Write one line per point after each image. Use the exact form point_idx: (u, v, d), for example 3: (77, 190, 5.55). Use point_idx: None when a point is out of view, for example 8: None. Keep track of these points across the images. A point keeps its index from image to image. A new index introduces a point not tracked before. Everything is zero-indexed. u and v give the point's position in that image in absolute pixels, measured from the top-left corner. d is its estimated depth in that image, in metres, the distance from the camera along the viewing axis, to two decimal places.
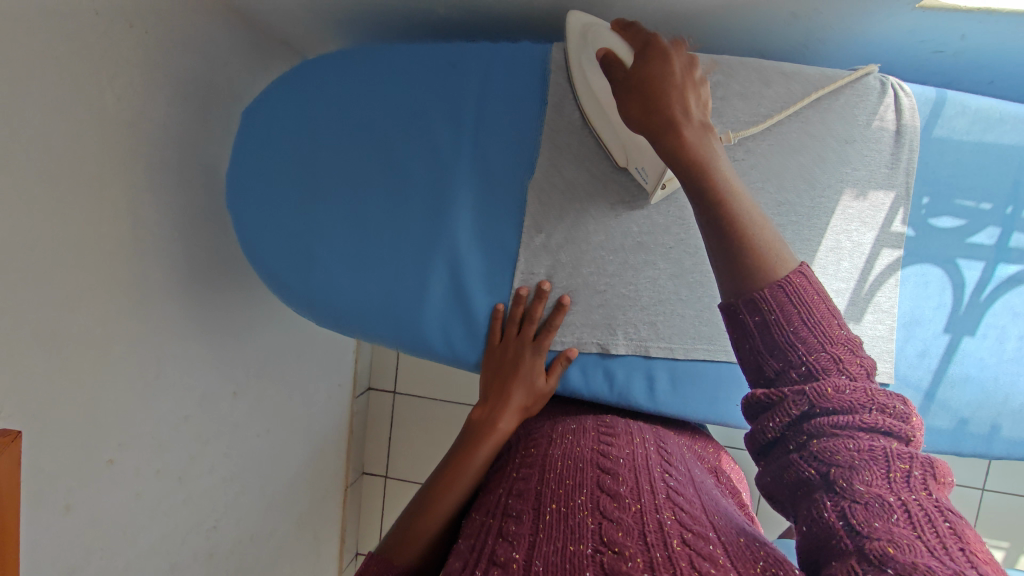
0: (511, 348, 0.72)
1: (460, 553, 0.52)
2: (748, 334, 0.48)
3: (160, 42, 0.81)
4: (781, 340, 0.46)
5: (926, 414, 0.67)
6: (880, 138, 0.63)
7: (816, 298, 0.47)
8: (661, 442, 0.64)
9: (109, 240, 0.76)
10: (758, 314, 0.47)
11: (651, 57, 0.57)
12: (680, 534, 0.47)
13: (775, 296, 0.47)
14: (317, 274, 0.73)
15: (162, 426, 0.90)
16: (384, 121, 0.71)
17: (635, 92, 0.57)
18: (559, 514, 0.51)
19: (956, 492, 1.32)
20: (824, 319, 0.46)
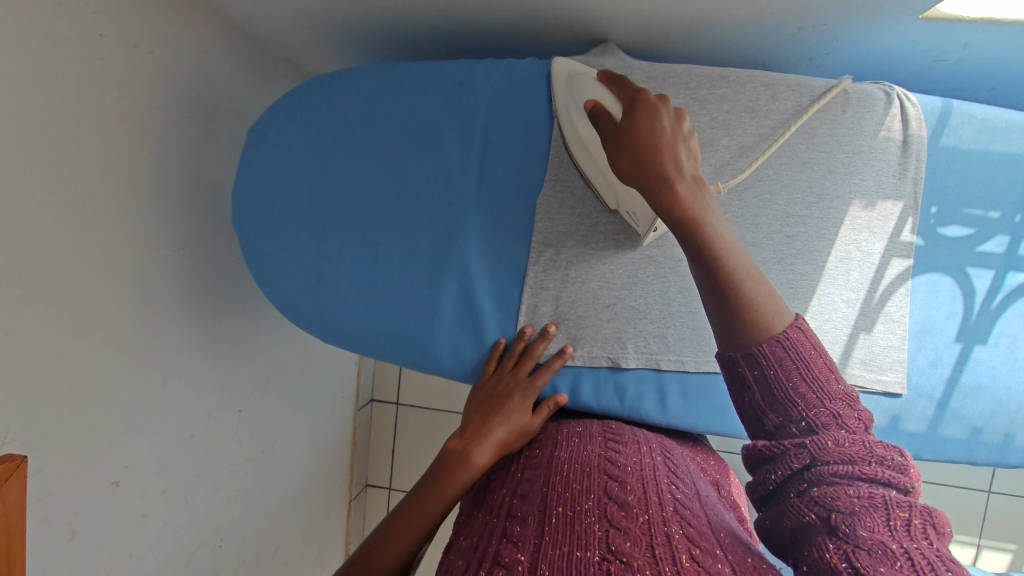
0: (503, 380, 0.69)
1: (461, 550, 0.51)
2: (747, 387, 0.49)
3: (163, 62, 0.81)
4: (781, 396, 0.48)
5: (938, 423, 0.67)
6: (888, 148, 0.63)
7: (812, 351, 0.48)
8: (667, 452, 0.63)
9: (113, 262, 0.76)
10: (757, 368, 0.49)
11: (636, 112, 0.55)
12: (688, 550, 0.46)
13: (774, 351, 0.48)
14: (327, 293, 0.73)
15: (168, 447, 0.89)
16: (392, 140, 0.71)
17: (624, 148, 0.55)
18: (566, 519, 0.50)
19: (962, 495, 1.32)
20: (822, 373, 0.47)
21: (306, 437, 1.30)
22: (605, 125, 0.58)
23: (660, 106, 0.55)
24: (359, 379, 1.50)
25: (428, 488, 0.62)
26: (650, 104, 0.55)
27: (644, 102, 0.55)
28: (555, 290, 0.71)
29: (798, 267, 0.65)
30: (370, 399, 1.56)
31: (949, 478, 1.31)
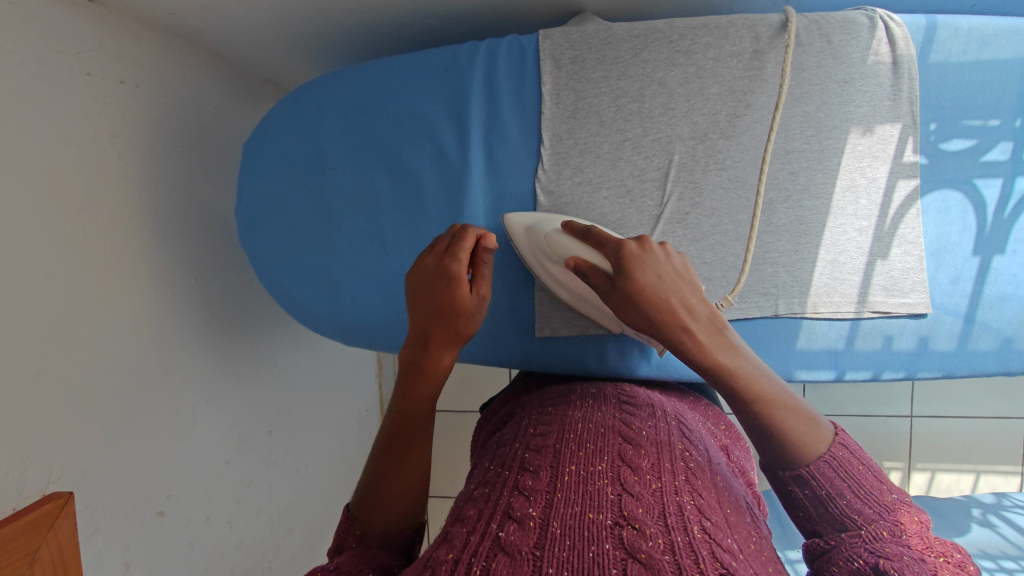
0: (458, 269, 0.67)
1: (472, 499, 0.50)
2: (801, 503, 0.52)
3: (153, 95, 0.82)
4: (835, 510, 0.50)
5: (968, 338, 0.66)
6: (878, 72, 0.63)
7: (861, 466, 0.51)
8: (681, 418, 0.63)
9: (131, 295, 0.77)
10: (808, 487, 0.51)
11: (625, 268, 0.55)
12: (700, 522, 0.47)
13: (824, 472, 0.51)
14: (341, 297, 0.74)
15: (207, 473, 0.91)
16: (388, 137, 0.72)
17: (630, 310, 0.55)
18: (580, 478, 0.50)
19: (999, 425, 1.31)
20: (873, 484, 0.51)
21: (337, 452, 1.31)
22: (598, 283, 0.58)
23: (644, 254, 0.55)
24: (381, 392, 1.52)
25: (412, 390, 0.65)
26: (636, 257, 0.55)
27: (631, 259, 0.54)
28: None
29: (804, 203, 0.66)
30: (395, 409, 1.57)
31: (983, 409, 1.31)
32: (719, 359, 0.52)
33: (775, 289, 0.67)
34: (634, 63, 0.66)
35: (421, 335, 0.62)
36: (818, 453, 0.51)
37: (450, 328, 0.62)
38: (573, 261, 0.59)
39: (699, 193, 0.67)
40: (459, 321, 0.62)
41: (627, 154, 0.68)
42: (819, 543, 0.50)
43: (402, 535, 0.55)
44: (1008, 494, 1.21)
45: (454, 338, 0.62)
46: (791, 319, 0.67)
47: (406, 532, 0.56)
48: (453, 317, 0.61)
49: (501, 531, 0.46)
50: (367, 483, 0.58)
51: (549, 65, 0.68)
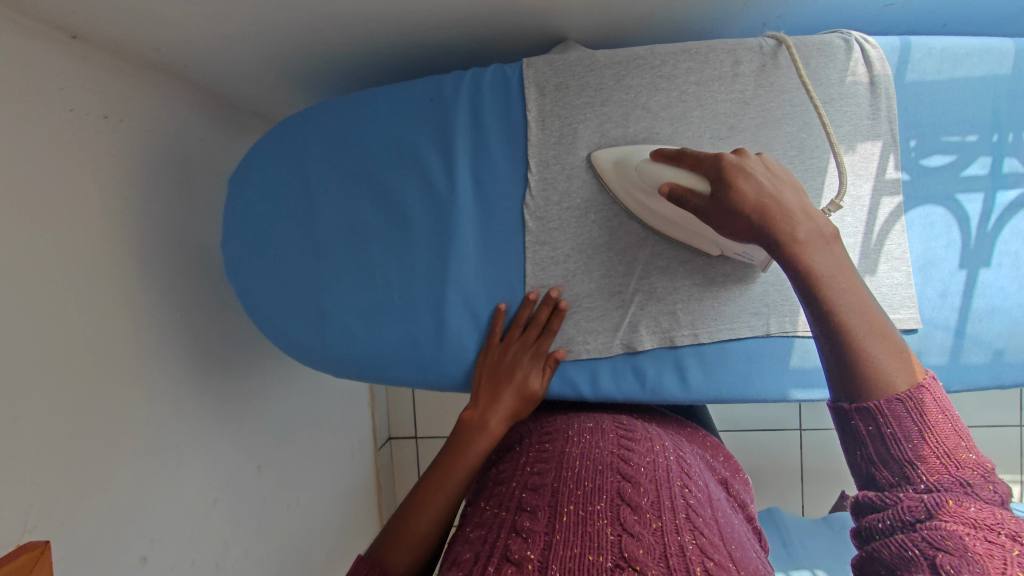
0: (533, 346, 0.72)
1: (470, 540, 0.51)
2: (862, 443, 0.49)
3: (137, 129, 0.82)
4: (900, 455, 0.47)
5: (960, 352, 0.66)
6: (857, 92, 0.64)
7: (940, 415, 0.47)
8: (679, 448, 0.62)
9: (114, 332, 0.76)
10: (872, 423, 0.49)
11: (728, 177, 0.56)
12: (703, 562, 0.46)
13: (894, 410, 0.48)
14: (330, 329, 0.73)
15: (193, 513, 0.88)
16: (375, 167, 0.71)
17: (733, 223, 0.56)
18: (579, 519, 0.50)
19: (994, 433, 1.31)
20: (949, 441, 0.47)
21: (329, 484, 1.28)
22: (696, 203, 0.58)
23: (744, 163, 0.56)
24: (374, 420, 1.49)
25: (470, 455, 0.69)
26: (735, 167, 0.56)
27: (733, 168, 0.55)
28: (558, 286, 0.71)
29: None
30: (389, 438, 1.55)
31: (978, 418, 1.31)
32: (819, 274, 0.53)
33: (767, 308, 0.69)
34: (617, 89, 0.68)
35: (488, 395, 0.68)
36: (900, 392, 0.49)
37: (514, 396, 0.68)
38: (668, 185, 0.59)
39: None
40: (523, 395, 0.68)
41: (614, 178, 0.69)
42: (873, 495, 0.48)
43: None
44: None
45: (514, 407, 0.68)
46: (782, 338, 0.69)
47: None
48: (519, 388, 0.68)
49: (498, 574, 0.46)
50: (392, 528, 0.63)
51: (533, 93, 0.69)
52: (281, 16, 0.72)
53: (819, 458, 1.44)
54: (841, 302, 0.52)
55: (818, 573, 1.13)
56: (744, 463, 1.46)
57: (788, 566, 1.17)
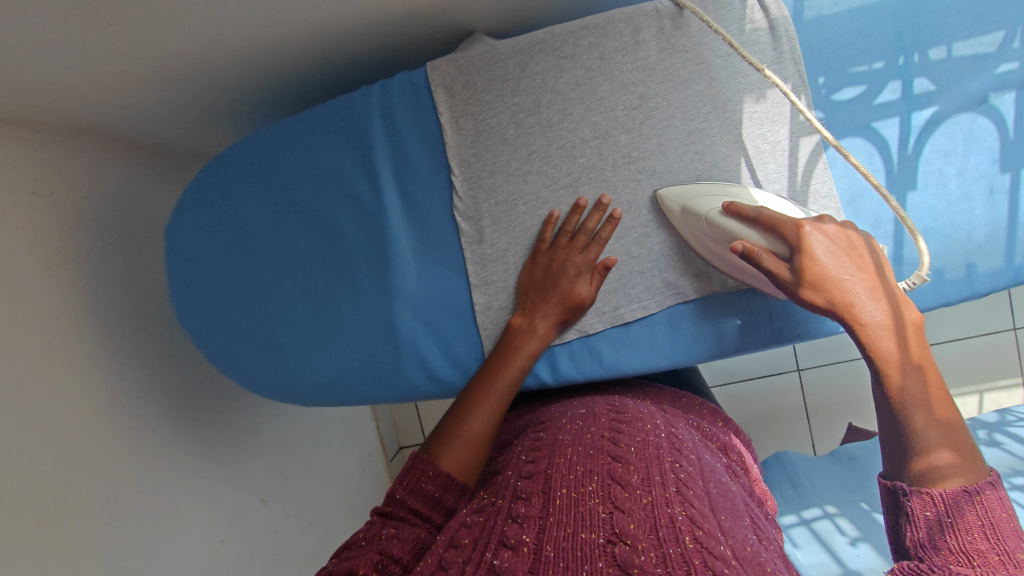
0: (556, 255, 0.68)
1: (467, 526, 0.50)
2: (915, 525, 0.53)
3: (75, 195, 0.82)
4: (951, 538, 0.50)
5: (900, 278, 0.65)
6: (758, 39, 0.64)
7: (1004, 514, 0.50)
8: (672, 429, 0.61)
9: (86, 398, 0.77)
10: (933, 508, 0.52)
11: (808, 252, 0.57)
12: (692, 531, 0.45)
13: (960, 502, 0.51)
14: (289, 360, 0.74)
15: (203, 556, 0.90)
16: (301, 197, 0.72)
17: (818, 293, 0.57)
18: (570, 501, 0.48)
19: (990, 341, 1.32)
20: (1009, 539, 0.49)
21: (342, 504, 1.31)
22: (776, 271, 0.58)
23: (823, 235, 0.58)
24: (380, 433, 1.52)
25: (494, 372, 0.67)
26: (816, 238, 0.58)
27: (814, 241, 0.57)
28: (503, 281, 0.71)
29: (716, 179, 0.67)
30: (398, 447, 1.58)
31: (972, 328, 1.32)
32: (890, 354, 0.55)
33: (704, 268, 0.69)
34: (524, 77, 0.67)
35: (535, 300, 0.69)
36: (962, 484, 0.51)
37: (560, 302, 0.67)
38: (744, 245, 0.58)
39: (613, 190, 0.68)
40: (569, 303, 0.67)
41: (536, 166, 0.69)
42: (915, 566, 0.51)
43: (462, 484, 0.59)
44: (1010, 409, 1.22)
45: (561, 316, 0.68)
46: (728, 294, 0.70)
47: (467, 485, 0.60)
48: (565, 295, 0.67)
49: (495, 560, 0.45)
50: (439, 435, 0.64)
51: (442, 95, 0.69)
52: (188, 61, 0.72)
53: (819, 395, 1.46)
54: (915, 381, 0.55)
55: (829, 509, 1.15)
56: (745, 412, 1.48)
57: (800, 507, 1.18)
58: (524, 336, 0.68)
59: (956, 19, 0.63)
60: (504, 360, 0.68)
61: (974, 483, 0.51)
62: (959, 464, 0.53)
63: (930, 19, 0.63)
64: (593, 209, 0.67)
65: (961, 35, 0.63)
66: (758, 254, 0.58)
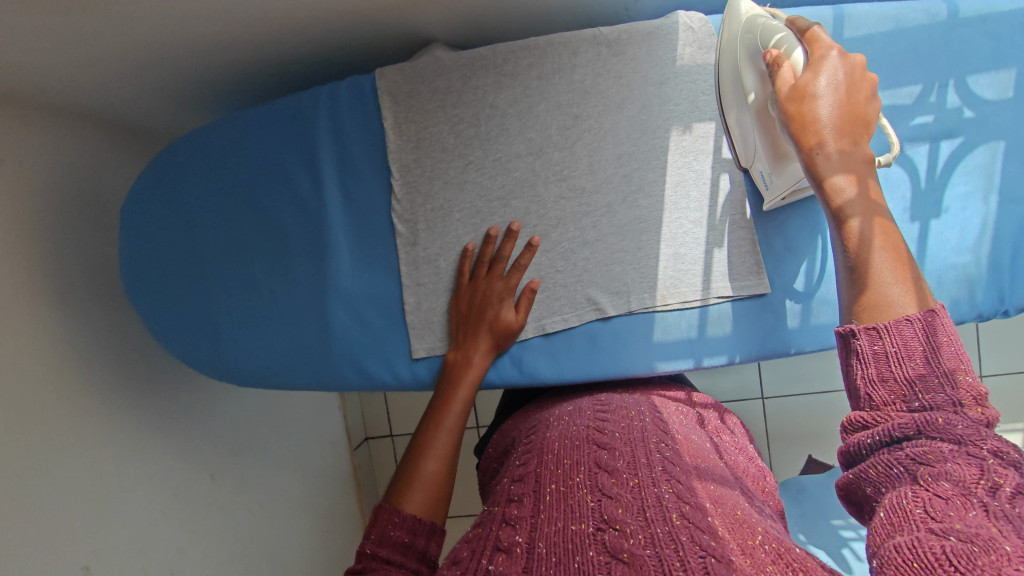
0: (480, 288, 0.71)
1: (466, 540, 0.47)
2: (864, 364, 0.45)
3: (42, 168, 0.86)
4: (894, 375, 0.44)
5: (809, 314, 0.71)
6: (690, 71, 0.68)
7: (945, 339, 0.43)
8: (661, 418, 0.62)
9: (32, 360, 0.80)
10: (880, 343, 0.44)
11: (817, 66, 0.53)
12: (678, 508, 0.44)
13: (906, 334, 0.44)
14: (225, 342, 0.78)
15: (140, 523, 0.92)
16: (250, 188, 0.75)
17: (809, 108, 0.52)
18: (560, 494, 0.47)
19: None
20: (951, 361, 0.43)
21: (297, 487, 1.33)
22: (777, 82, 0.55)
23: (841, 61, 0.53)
24: (346, 422, 1.55)
25: (440, 408, 0.68)
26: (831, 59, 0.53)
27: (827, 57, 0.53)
28: (433, 284, 0.74)
29: (640, 203, 0.70)
30: (364, 437, 1.61)
31: None
32: (847, 186, 0.51)
33: (626, 287, 0.72)
34: (465, 90, 0.70)
35: (466, 333, 0.71)
36: (903, 314, 0.45)
37: (490, 330, 0.70)
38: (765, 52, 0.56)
39: (542, 205, 0.71)
40: (498, 329, 0.70)
41: (472, 176, 0.72)
42: (862, 414, 0.45)
43: (430, 524, 0.58)
44: None
45: (492, 342, 0.71)
46: (644, 314, 0.72)
47: (436, 524, 0.59)
48: (493, 323, 0.70)
49: (490, 566, 0.43)
50: (396, 482, 0.62)
51: (388, 101, 0.72)
52: (153, 51, 0.76)
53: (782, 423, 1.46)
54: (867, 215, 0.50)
55: None
56: None
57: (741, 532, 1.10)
58: (463, 365, 0.71)
59: (877, 70, 0.68)
60: (445, 396, 0.69)
61: (918, 314, 0.45)
62: (891, 296, 0.47)
63: None
64: (505, 236, 0.71)
65: (880, 85, 0.68)
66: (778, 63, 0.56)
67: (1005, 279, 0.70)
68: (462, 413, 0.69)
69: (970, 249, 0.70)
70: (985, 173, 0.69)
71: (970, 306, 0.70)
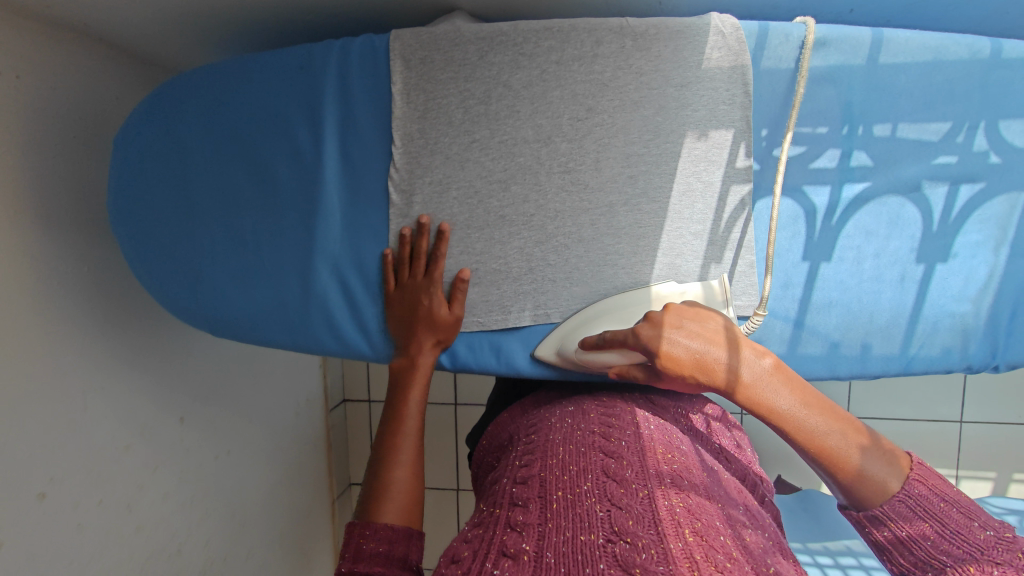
0: (407, 290, 0.71)
1: (466, 540, 0.47)
2: (888, 547, 0.53)
3: (38, 85, 0.83)
4: (921, 548, 0.51)
5: (798, 342, 0.69)
6: (714, 76, 0.65)
7: (944, 503, 0.52)
8: (666, 427, 0.61)
9: (9, 278, 0.78)
10: (888, 528, 0.53)
11: (653, 352, 0.60)
12: (691, 524, 0.44)
13: (902, 512, 0.52)
14: (205, 290, 0.76)
15: (101, 456, 0.92)
16: (247, 136, 0.72)
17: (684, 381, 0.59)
18: (568, 502, 0.47)
19: (933, 429, 1.32)
20: (956, 522, 0.50)
21: (266, 440, 1.33)
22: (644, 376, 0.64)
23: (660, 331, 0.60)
24: (324, 383, 1.55)
25: (398, 421, 0.69)
26: (653, 337, 0.60)
27: (652, 343, 0.60)
28: None
29: (643, 206, 0.68)
30: (341, 400, 1.61)
31: (918, 412, 1.31)
32: (778, 404, 0.55)
33: (615, 290, 0.70)
34: (480, 65, 0.67)
35: (406, 339, 0.72)
36: (894, 493, 0.52)
37: (427, 326, 0.71)
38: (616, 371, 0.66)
39: (543, 194, 0.69)
40: (436, 324, 0.71)
41: (474, 155, 0.69)
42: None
43: (406, 529, 0.60)
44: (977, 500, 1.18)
45: (435, 337, 0.72)
46: None
47: (413, 528, 0.61)
48: (429, 320, 0.70)
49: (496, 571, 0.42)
50: (367, 495, 0.64)
51: (399, 65, 0.69)
52: None
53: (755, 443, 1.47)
54: (807, 420, 0.54)
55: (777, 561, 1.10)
56: None
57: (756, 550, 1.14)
58: (409, 369, 0.72)
59: (907, 102, 0.65)
60: (398, 402, 0.71)
61: (907, 487, 0.52)
62: (885, 484, 0.53)
63: (882, 96, 0.65)
64: (418, 232, 0.71)
65: (908, 118, 0.66)
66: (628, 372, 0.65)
67: (1000, 334, 0.69)
68: (419, 411, 0.71)
69: (970, 299, 0.69)
70: (1000, 224, 0.68)
71: (961, 356, 0.70)
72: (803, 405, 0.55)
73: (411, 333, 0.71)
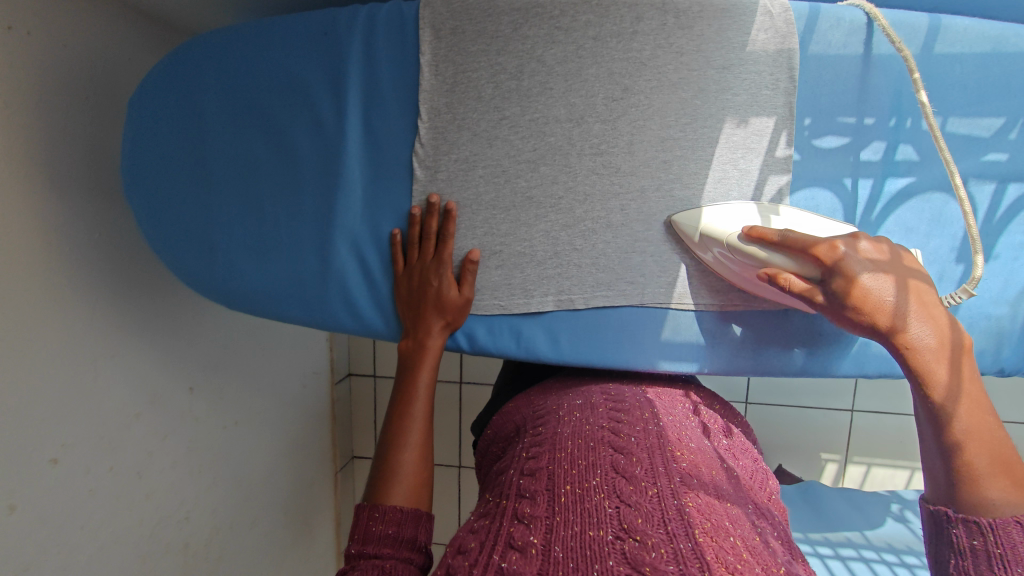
0: (415, 270, 0.69)
1: (473, 531, 0.47)
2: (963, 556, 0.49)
3: (51, 42, 0.80)
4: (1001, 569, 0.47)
5: None
6: (758, 59, 0.63)
7: None
8: (677, 424, 0.60)
9: (20, 240, 0.76)
10: (980, 539, 0.48)
11: (846, 270, 0.53)
12: (702, 523, 0.43)
13: (1011, 536, 0.47)
14: (218, 261, 0.74)
15: (112, 423, 0.91)
16: (268, 104, 0.70)
17: (852, 311, 0.54)
18: (575, 497, 0.46)
19: None
20: None
21: (273, 411, 1.34)
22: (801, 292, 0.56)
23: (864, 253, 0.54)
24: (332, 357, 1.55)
25: (404, 403, 0.68)
26: (855, 256, 0.54)
27: (849, 260, 0.54)
28: None
29: (675, 193, 0.66)
30: (348, 374, 1.61)
31: None
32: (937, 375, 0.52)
33: (642, 278, 0.68)
34: (514, 38, 0.64)
35: (414, 320, 0.70)
36: (1009, 521, 0.47)
37: (436, 308, 0.69)
38: (768, 274, 0.57)
39: (572, 176, 0.67)
40: (444, 305, 0.69)
41: (503, 133, 0.67)
42: None
43: (414, 511, 0.59)
44: None
45: (444, 319, 0.70)
46: (658, 309, 0.69)
47: (422, 510, 0.60)
48: (438, 300, 0.69)
49: (503, 563, 0.42)
50: (374, 477, 0.63)
51: (428, 35, 0.66)
52: None
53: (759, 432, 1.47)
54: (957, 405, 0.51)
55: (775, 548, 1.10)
56: None
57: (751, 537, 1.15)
58: (415, 351, 0.70)
59: (959, 94, 0.63)
60: (407, 384, 0.70)
61: None
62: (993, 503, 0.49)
63: (935, 86, 0.62)
64: (427, 211, 0.69)
65: (960, 112, 0.63)
66: (787, 279, 0.56)
67: None
68: (427, 394, 0.69)
69: (1007, 302, 0.67)
70: None
71: (992, 360, 0.68)
72: (964, 387, 0.51)
73: (421, 312, 0.70)
